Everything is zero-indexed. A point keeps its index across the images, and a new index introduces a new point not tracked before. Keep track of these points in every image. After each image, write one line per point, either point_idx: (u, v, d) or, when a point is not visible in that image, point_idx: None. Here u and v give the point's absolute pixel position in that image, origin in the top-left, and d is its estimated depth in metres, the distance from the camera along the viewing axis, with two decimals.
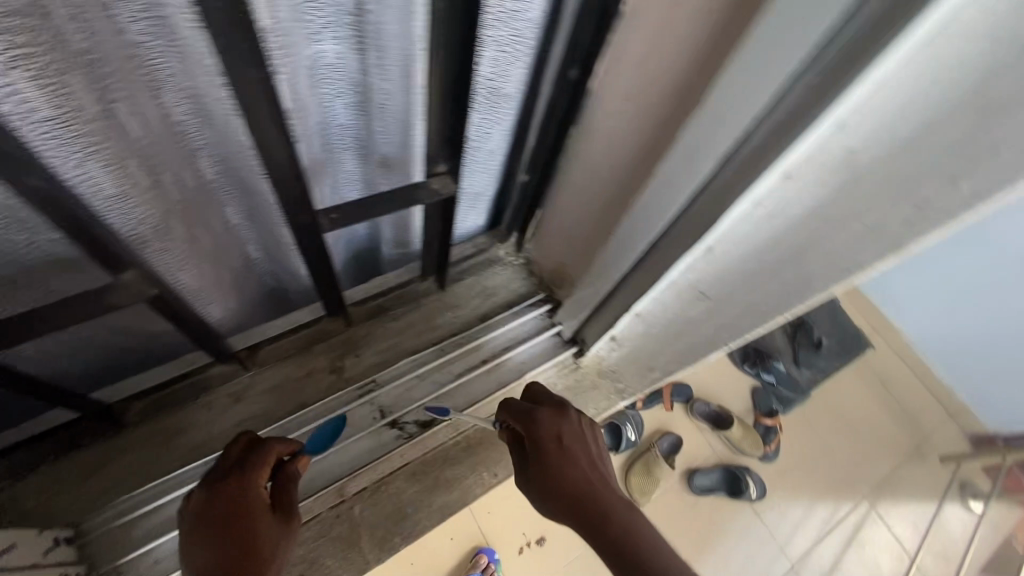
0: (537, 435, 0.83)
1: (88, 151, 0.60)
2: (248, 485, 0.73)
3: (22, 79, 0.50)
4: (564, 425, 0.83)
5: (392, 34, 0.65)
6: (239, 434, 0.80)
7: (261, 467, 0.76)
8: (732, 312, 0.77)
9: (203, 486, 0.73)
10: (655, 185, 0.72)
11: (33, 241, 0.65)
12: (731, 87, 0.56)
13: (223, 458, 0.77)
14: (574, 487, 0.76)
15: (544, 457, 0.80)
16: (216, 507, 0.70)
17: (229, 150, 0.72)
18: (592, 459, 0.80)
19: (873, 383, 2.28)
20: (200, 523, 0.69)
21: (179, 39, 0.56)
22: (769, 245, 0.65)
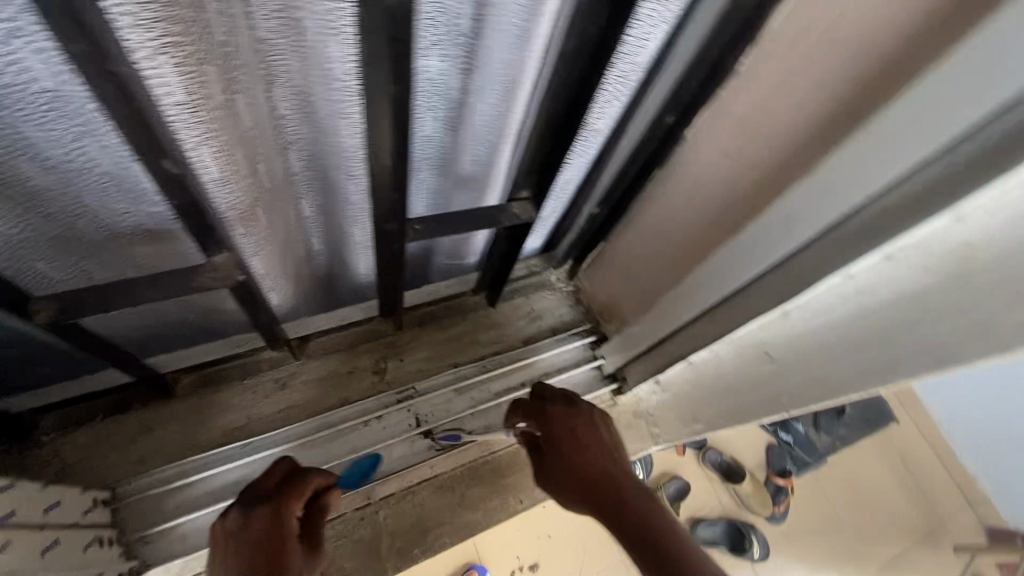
0: (546, 426, 0.80)
1: (204, 138, 0.61)
2: (290, 513, 0.69)
3: (167, 65, 0.52)
4: (573, 413, 0.80)
5: (504, 59, 0.64)
6: (281, 460, 0.76)
7: (303, 495, 0.72)
8: (798, 380, 0.76)
9: (241, 509, 0.68)
10: (743, 242, 0.72)
11: (132, 213, 0.70)
12: (849, 162, 0.56)
13: (262, 480, 0.73)
14: (592, 475, 0.73)
15: (556, 448, 0.77)
16: (256, 531, 0.66)
17: (327, 150, 0.73)
18: (605, 445, 0.77)
19: (894, 459, 2.22)
20: (235, 545, 0.65)
21: (303, 40, 0.57)
22: (856, 322, 0.65)
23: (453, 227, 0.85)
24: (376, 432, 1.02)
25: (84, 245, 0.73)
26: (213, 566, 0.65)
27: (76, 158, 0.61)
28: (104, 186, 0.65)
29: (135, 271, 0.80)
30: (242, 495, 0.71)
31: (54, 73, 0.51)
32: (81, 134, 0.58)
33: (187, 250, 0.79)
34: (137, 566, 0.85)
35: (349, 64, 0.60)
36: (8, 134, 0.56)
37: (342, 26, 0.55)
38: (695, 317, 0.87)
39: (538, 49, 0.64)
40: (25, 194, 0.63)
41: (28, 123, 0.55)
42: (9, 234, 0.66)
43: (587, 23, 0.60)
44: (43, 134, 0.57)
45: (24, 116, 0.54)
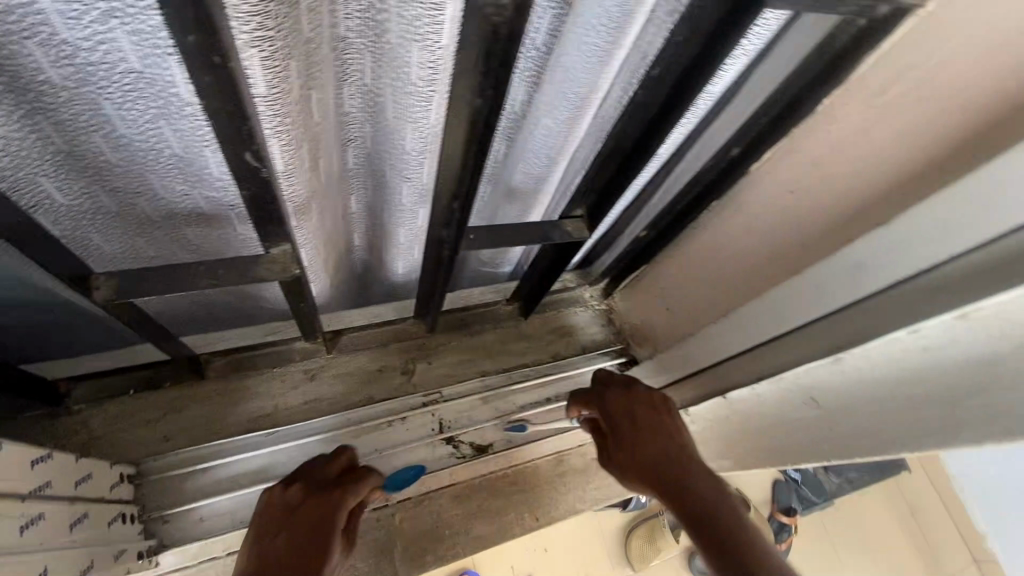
0: (608, 410, 0.86)
1: (278, 130, 0.57)
2: (343, 506, 0.75)
3: (257, 60, 0.47)
4: (637, 399, 0.86)
5: (577, 75, 0.62)
6: (345, 450, 0.84)
7: (359, 492, 0.79)
8: (843, 429, 0.75)
9: (304, 488, 0.75)
10: (812, 280, 0.70)
11: (192, 195, 0.69)
12: (952, 211, 0.55)
13: (327, 465, 0.81)
14: (653, 459, 0.78)
15: (619, 430, 0.83)
16: (312, 513, 0.72)
17: (388, 147, 0.72)
18: (669, 429, 0.81)
19: (902, 507, 2.18)
20: (291, 519, 0.71)
21: (382, 41, 0.56)
22: (914, 379, 0.64)
23: (505, 239, 0.84)
24: (400, 433, 1.01)
25: (139, 221, 0.71)
26: (262, 529, 0.71)
27: (147, 138, 0.59)
28: (169, 167, 0.64)
29: (185, 250, 0.79)
30: (307, 474, 0.79)
31: (142, 55, 0.49)
32: (157, 116, 0.56)
33: (240, 236, 0.78)
34: (154, 546, 0.85)
35: (428, 67, 0.57)
36: (86, 109, 0.54)
37: (426, 32, 0.52)
38: (740, 351, 0.86)
39: (614, 68, 0.62)
40: (91, 168, 0.61)
41: (108, 99, 0.53)
42: (70, 205, 0.64)
43: (675, 52, 0.59)
44: (120, 112, 0.55)
45: (106, 92, 0.53)
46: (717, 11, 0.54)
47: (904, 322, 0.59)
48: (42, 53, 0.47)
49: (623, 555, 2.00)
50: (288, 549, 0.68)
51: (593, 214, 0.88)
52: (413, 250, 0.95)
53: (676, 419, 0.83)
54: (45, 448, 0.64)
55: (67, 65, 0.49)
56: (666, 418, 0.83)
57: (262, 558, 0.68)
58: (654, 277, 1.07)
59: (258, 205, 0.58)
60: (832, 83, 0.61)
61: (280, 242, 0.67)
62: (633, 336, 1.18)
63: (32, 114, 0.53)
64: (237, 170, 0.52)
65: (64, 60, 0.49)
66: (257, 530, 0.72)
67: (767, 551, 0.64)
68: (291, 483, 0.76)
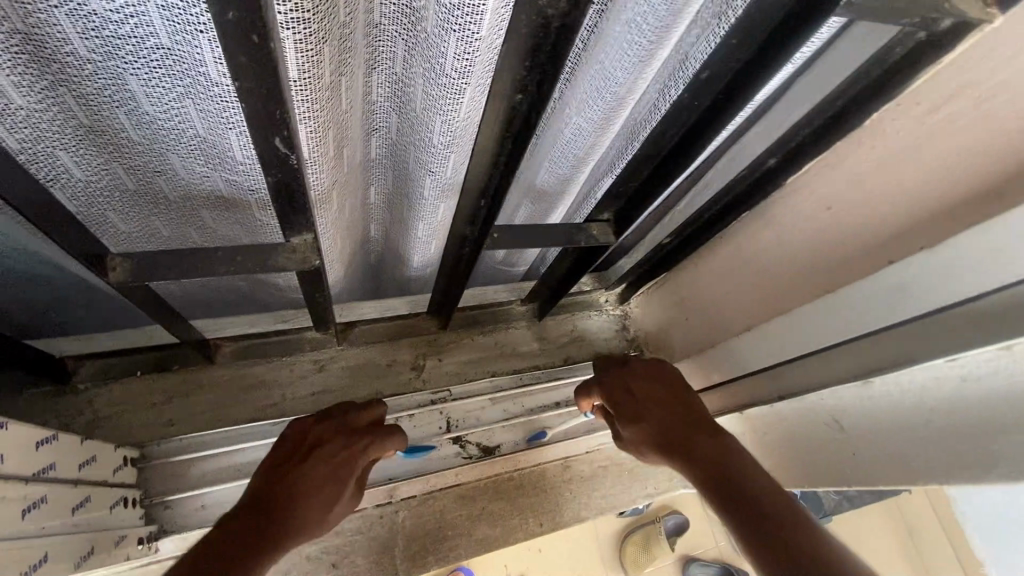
0: (609, 387, 0.85)
1: (305, 115, 0.54)
2: (365, 458, 0.75)
3: (292, 42, 0.45)
4: (637, 374, 0.84)
5: (615, 75, 0.59)
6: (381, 404, 0.82)
7: (383, 449, 0.77)
8: (868, 455, 0.72)
9: (331, 429, 0.75)
10: (852, 299, 0.67)
11: (211, 177, 0.67)
12: (1004, 238, 0.52)
13: (362, 411, 0.79)
14: (654, 424, 0.76)
15: (622, 408, 0.81)
16: (334, 456, 0.72)
17: (413, 139, 0.66)
18: (674, 400, 0.79)
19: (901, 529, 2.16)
20: (314, 455, 0.71)
21: (414, 31, 0.52)
22: (949, 409, 0.61)
23: (529, 240, 0.82)
24: (407, 429, 1.00)
25: (157, 201, 0.69)
26: (277, 454, 0.72)
27: (171, 117, 0.57)
28: (191, 148, 0.62)
29: (200, 232, 0.77)
30: (340, 414, 0.78)
31: (172, 31, 0.47)
32: (183, 94, 0.54)
33: (259, 222, 0.76)
34: (154, 532, 0.84)
35: (462, 62, 0.50)
36: (111, 83, 0.52)
37: (463, 22, 0.46)
38: (764, 367, 0.85)
39: (653, 70, 0.60)
40: (112, 145, 0.59)
41: (134, 74, 0.52)
42: (88, 181, 0.62)
43: (722, 57, 0.57)
44: (145, 89, 0.53)
45: (132, 67, 0.51)
46: (771, 16, 0.52)
47: (943, 350, 0.58)
48: (69, 23, 0.46)
49: (617, 561, 1.99)
50: (303, 483, 0.68)
51: (620, 218, 0.87)
52: (431, 247, 0.89)
53: (680, 390, 0.81)
54: (49, 429, 0.63)
55: (94, 37, 0.47)
56: (669, 390, 0.81)
57: (277, 480, 0.68)
58: (674, 285, 1.05)
59: (282, 193, 0.56)
60: (882, 97, 0.58)
61: (300, 232, 0.65)
62: (648, 344, 1.16)
63: (55, 85, 0.51)
64: (264, 155, 0.50)
65: (91, 31, 0.47)
66: (277, 454, 0.72)
67: (796, 505, 0.58)
68: (318, 422, 0.76)
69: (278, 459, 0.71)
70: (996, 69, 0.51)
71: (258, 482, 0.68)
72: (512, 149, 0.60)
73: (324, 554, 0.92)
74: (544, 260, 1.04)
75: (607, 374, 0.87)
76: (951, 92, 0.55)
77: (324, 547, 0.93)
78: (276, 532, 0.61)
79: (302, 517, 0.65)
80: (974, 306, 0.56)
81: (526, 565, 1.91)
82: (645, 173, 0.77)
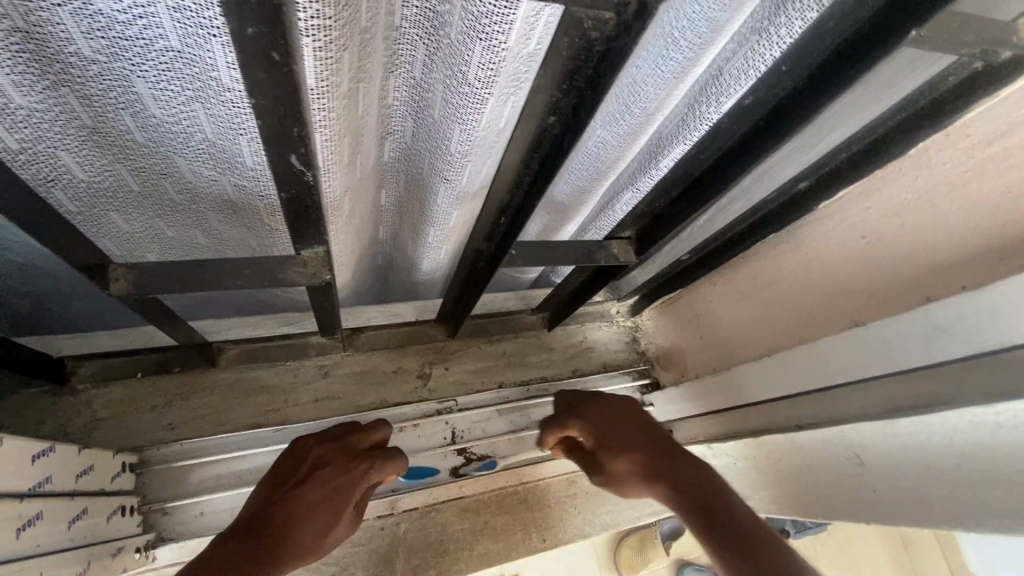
0: (587, 421, 0.81)
1: (322, 124, 0.51)
2: (365, 482, 0.73)
3: (311, 50, 0.42)
4: (613, 404, 0.82)
5: (644, 90, 0.56)
6: (388, 426, 0.81)
7: (384, 472, 0.76)
8: (889, 493, 0.70)
9: (332, 452, 0.74)
10: (885, 333, 0.65)
11: (219, 181, 0.64)
12: None
13: (364, 434, 0.78)
14: (635, 465, 0.72)
15: (604, 439, 0.77)
16: (334, 478, 0.70)
17: (430, 145, 0.62)
18: (644, 427, 0.78)
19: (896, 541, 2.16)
20: (313, 476, 0.69)
21: (437, 38, 0.49)
22: (982, 454, 0.59)
23: (546, 256, 0.79)
24: (412, 439, 0.99)
25: (161, 203, 0.66)
26: (274, 476, 0.70)
27: (179, 120, 0.54)
28: (199, 151, 0.58)
29: (205, 235, 0.74)
30: (342, 437, 0.77)
31: (184, 34, 0.44)
32: (193, 98, 0.51)
33: (267, 227, 0.73)
34: (152, 540, 0.82)
35: (487, 71, 0.47)
36: (117, 84, 0.49)
37: (490, 31, 0.43)
38: (782, 395, 0.82)
39: (685, 86, 0.56)
40: (116, 146, 0.56)
41: (141, 76, 0.48)
42: (89, 183, 0.59)
43: (767, 80, 0.54)
44: (153, 91, 0.50)
45: (139, 69, 0.47)
46: (823, 40, 0.49)
47: (982, 397, 0.56)
48: (73, 23, 0.42)
49: (611, 565, 1.97)
50: (301, 503, 0.66)
51: (643, 236, 0.85)
52: (442, 253, 0.85)
53: (647, 417, 0.80)
54: (45, 441, 0.60)
55: (100, 37, 0.44)
56: (640, 418, 0.79)
57: (275, 498, 0.66)
58: (691, 300, 1.03)
59: (296, 207, 0.53)
60: (931, 127, 0.56)
61: (311, 244, 0.62)
62: (659, 358, 1.15)
63: (57, 85, 0.47)
64: (280, 171, 0.47)
65: (97, 32, 0.43)
66: (276, 473, 0.70)
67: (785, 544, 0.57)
68: (319, 443, 0.74)
69: (277, 482, 0.69)
70: None
71: (256, 501, 0.66)
72: (542, 163, 0.59)
73: (323, 565, 0.90)
74: (556, 272, 0.99)
75: (591, 404, 0.82)
76: (1006, 126, 0.52)
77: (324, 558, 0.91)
78: (272, 553, 0.59)
79: (299, 540, 0.63)
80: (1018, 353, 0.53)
81: (522, 566, 1.90)
82: (671, 190, 0.74)
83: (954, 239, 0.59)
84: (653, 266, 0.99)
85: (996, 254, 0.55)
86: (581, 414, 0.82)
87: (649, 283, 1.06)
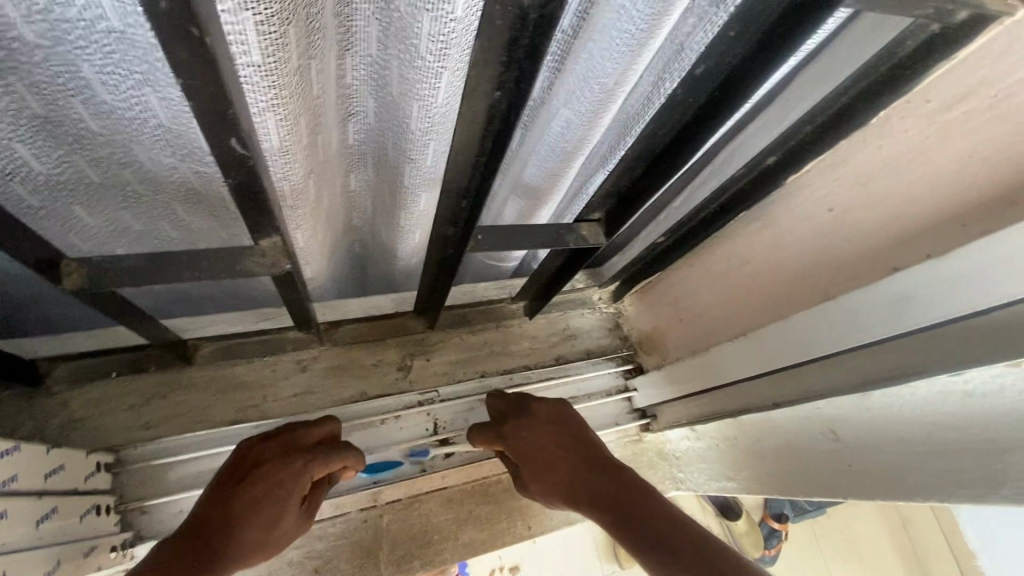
0: (512, 440, 0.81)
1: (272, 104, 0.50)
2: (306, 479, 0.72)
3: (250, 24, 0.40)
4: (536, 419, 0.82)
5: (604, 65, 0.55)
6: (335, 420, 0.80)
7: (329, 465, 0.74)
8: (862, 467, 0.70)
9: (273, 450, 0.73)
10: (855, 306, 0.64)
11: (181, 169, 0.62)
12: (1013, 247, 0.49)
13: (309, 428, 0.77)
14: (559, 488, 0.74)
15: (529, 461, 0.78)
16: (275, 474, 0.70)
17: (393, 126, 0.61)
18: (575, 446, 0.78)
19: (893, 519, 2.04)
20: (253, 475, 0.69)
21: (389, 11, 0.48)
22: (948, 425, 0.59)
23: (514, 240, 0.79)
24: (392, 432, 0.98)
25: (125, 193, 0.64)
26: (218, 477, 0.70)
27: (132, 106, 0.52)
28: (156, 139, 0.57)
29: (174, 227, 0.72)
30: (286, 433, 0.76)
31: (122, 14, 0.43)
32: (142, 82, 0.50)
33: (233, 218, 0.72)
34: (131, 538, 0.81)
35: (437, 44, 0.47)
36: (64, 71, 0.47)
37: (435, 0, 0.43)
38: (756, 375, 0.82)
39: (645, 60, 0.55)
40: (72, 136, 0.54)
41: (87, 61, 0.47)
42: (50, 176, 0.58)
43: (722, 51, 0.53)
44: (100, 76, 0.49)
45: (84, 53, 0.46)
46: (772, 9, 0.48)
47: (950, 365, 0.56)
48: (12, 6, 0.41)
49: (609, 551, 1.96)
50: (239, 505, 0.66)
51: (612, 219, 0.85)
52: (414, 237, 0.85)
53: (582, 432, 0.81)
54: (10, 440, 0.60)
55: (40, 21, 0.43)
56: (572, 433, 0.80)
57: (214, 501, 0.66)
58: (670, 283, 1.02)
59: (247, 194, 0.53)
60: (890, 96, 0.55)
61: (270, 234, 0.62)
62: (641, 344, 1.14)
63: (4, 73, 0.46)
64: (223, 156, 0.46)
65: (36, 15, 0.42)
66: (222, 472, 0.70)
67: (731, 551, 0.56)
68: (262, 441, 0.74)
69: (217, 482, 0.68)
70: (1017, 65, 0.48)
71: (199, 505, 0.66)
72: (496, 143, 0.57)
73: (305, 559, 0.89)
74: (534, 258, 1.01)
75: (516, 421, 0.83)
76: (965, 89, 0.52)
77: (306, 553, 0.90)
78: (213, 556, 0.60)
79: (241, 543, 0.64)
80: (982, 320, 0.53)
81: (520, 556, 1.89)
82: (639, 170, 0.73)
83: (917, 209, 0.59)
84: (632, 248, 0.98)
85: (958, 221, 0.55)
86: (511, 433, 0.82)
87: (629, 267, 1.05)
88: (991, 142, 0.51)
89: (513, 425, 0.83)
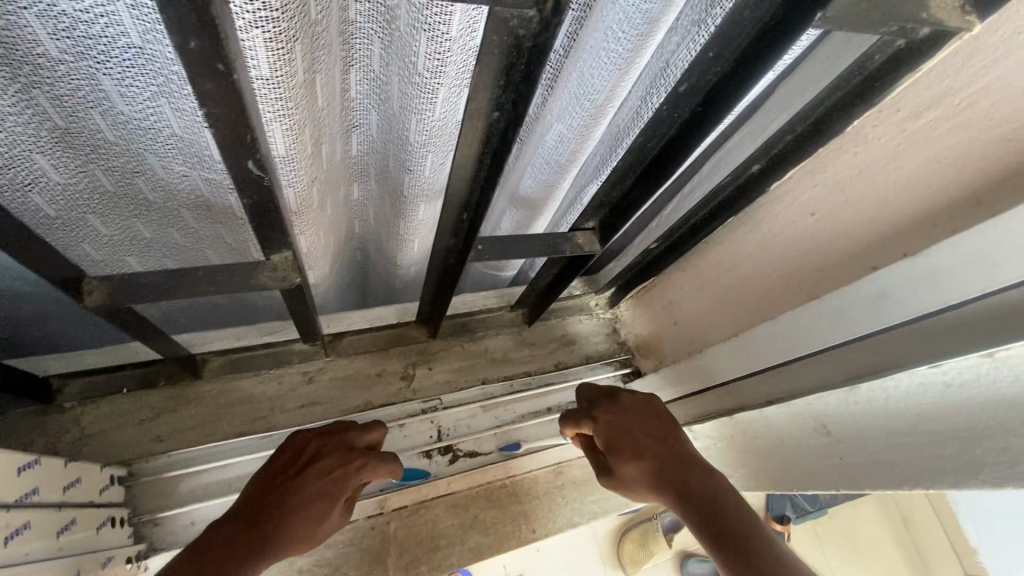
0: (598, 423, 0.79)
1: (279, 114, 0.52)
2: (355, 480, 0.74)
3: (261, 41, 0.43)
4: (628, 407, 0.80)
5: (593, 82, 0.59)
6: (381, 427, 0.82)
7: (376, 470, 0.76)
8: (854, 459, 0.72)
9: (331, 447, 0.76)
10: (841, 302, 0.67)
11: (191, 177, 0.64)
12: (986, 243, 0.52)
13: (362, 432, 0.80)
14: (646, 474, 0.72)
15: (618, 444, 0.75)
16: (328, 472, 0.72)
17: (394, 138, 0.64)
18: (663, 436, 0.75)
19: (892, 516, 2.05)
20: (308, 470, 0.72)
21: (390, 30, 0.51)
22: (928, 414, 0.62)
23: (511, 249, 0.82)
24: (397, 440, 1.00)
25: (138, 204, 0.66)
26: (274, 466, 0.73)
27: (147, 117, 0.54)
28: (170, 148, 0.59)
29: (185, 236, 0.74)
30: (341, 433, 0.79)
31: (143, 30, 0.45)
32: (158, 94, 0.52)
33: (242, 224, 0.74)
34: (144, 550, 0.84)
35: (433, 62, 0.51)
36: (83, 84, 0.50)
37: (433, 21, 0.46)
38: (749, 373, 0.85)
39: (630, 76, 0.59)
40: (89, 147, 0.56)
41: (107, 74, 0.49)
42: (66, 186, 0.59)
43: (702, 68, 0.57)
44: (119, 88, 0.51)
45: (105, 67, 0.48)
46: (747, 32, 0.52)
47: (926, 357, 0.58)
48: (38, 24, 0.44)
49: (613, 558, 1.96)
50: (291, 498, 0.68)
51: (603, 227, 0.87)
52: (414, 246, 0.88)
53: (676, 429, 0.77)
54: (30, 453, 0.62)
55: (66, 37, 0.45)
56: (664, 426, 0.77)
57: (266, 492, 0.69)
58: (665, 288, 1.05)
59: (259, 210, 0.56)
60: (863, 104, 0.59)
61: (280, 248, 0.65)
62: (638, 347, 1.17)
63: (28, 87, 0.48)
64: (240, 176, 0.49)
65: (62, 32, 0.45)
66: (276, 461, 0.74)
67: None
68: (321, 437, 0.77)
69: (275, 472, 0.72)
70: (974, 77, 0.52)
71: (252, 490, 0.70)
72: (494, 157, 0.60)
73: (315, 566, 0.91)
74: (532, 266, 1.05)
75: (606, 405, 0.80)
76: (931, 99, 0.56)
77: (314, 560, 0.92)
78: (259, 543, 0.63)
79: (289, 531, 0.66)
80: (955, 314, 0.56)
81: (525, 564, 1.90)
82: (627, 181, 0.77)
83: (893, 210, 0.62)
84: (625, 255, 1.01)
85: (930, 221, 0.59)
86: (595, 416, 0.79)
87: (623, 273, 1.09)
88: (956, 145, 0.55)
89: (604, 408, 0.80)
